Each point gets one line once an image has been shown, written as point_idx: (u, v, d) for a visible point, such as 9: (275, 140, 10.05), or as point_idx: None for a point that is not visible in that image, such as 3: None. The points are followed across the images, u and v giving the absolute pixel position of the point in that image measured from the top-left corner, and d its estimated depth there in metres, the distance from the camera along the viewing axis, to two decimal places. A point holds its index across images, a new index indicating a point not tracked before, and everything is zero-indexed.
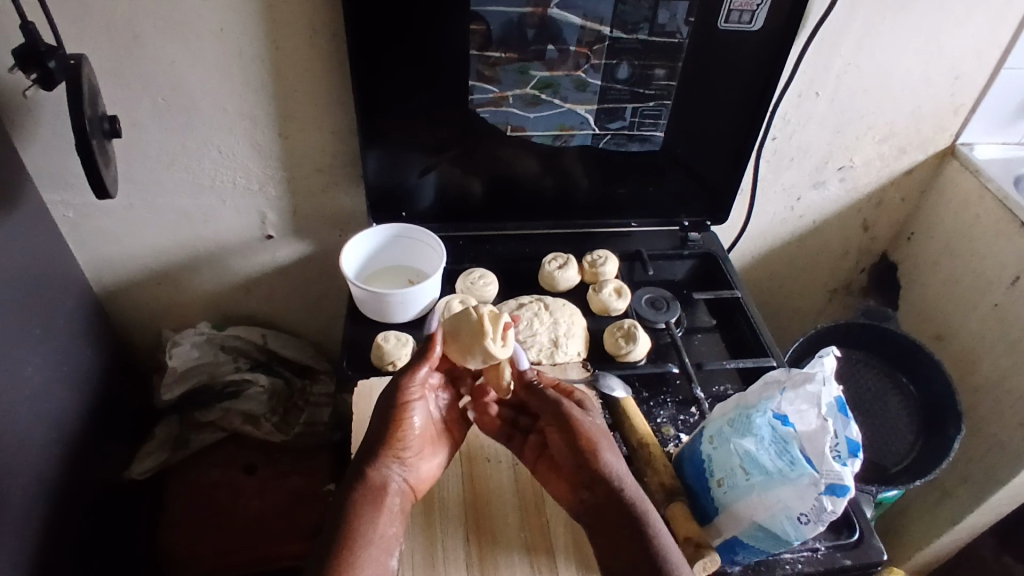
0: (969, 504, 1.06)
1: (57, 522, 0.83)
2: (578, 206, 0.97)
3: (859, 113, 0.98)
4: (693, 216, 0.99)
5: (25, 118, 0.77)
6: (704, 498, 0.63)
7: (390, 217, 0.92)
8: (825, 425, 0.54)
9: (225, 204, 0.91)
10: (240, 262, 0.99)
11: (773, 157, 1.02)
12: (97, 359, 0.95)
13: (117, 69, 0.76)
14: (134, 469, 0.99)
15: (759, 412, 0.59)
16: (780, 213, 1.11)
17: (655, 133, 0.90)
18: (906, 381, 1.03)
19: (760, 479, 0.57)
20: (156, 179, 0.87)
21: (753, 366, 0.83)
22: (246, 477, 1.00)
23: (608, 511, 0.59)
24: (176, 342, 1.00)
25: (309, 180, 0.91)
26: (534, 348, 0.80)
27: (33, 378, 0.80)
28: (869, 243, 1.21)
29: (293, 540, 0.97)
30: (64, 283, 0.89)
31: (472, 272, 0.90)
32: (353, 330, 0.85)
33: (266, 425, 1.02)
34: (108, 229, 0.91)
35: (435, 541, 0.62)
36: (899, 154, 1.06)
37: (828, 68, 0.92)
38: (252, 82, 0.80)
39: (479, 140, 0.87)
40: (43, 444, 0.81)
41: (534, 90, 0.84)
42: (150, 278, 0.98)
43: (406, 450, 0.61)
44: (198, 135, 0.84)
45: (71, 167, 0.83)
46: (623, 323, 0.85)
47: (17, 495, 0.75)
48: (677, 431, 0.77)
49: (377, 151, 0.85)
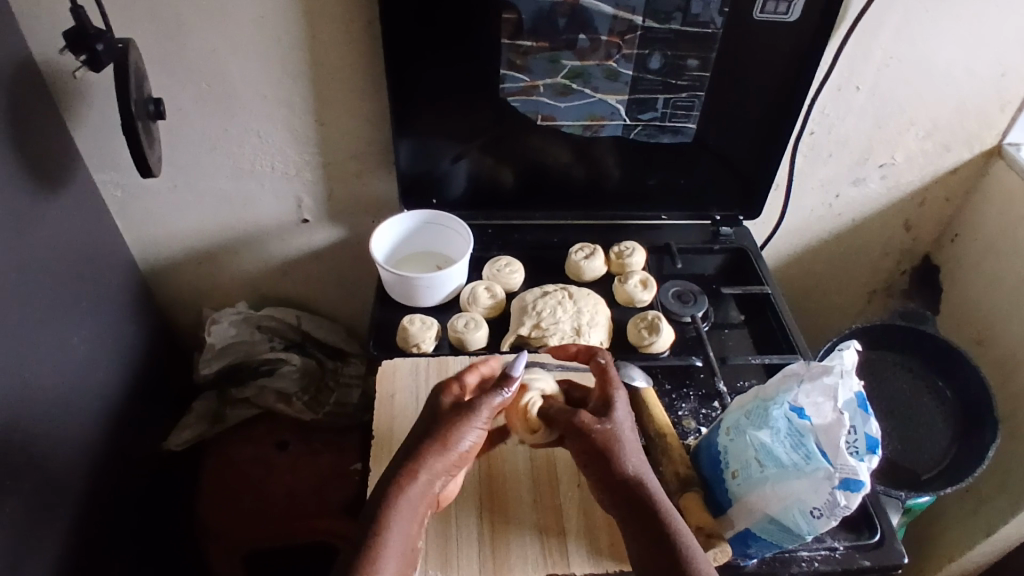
0: (1005, 516, 1.02)
1: (98, 485, 0.87)
2: (607, 197, 0.97)
3: (900, 108, 0.96)
4: (724, 210, 0.98)
5: (78, 99, 0.82)
6: (718, 489, 0.63)
7: (420, 203, 0.94)
8: (840, 418, 0.53)
9: (265, 188, 0.95)
10: (277, 245, 1.03)
11: (809, 152, 1.00)
12: (141, 333, 1.00)
13: (164, 54, 0.80)
14: (172, 441, 1.03)
15: (776, 404, 0.58)
16: (817, 210, 1.09)
17: (687, 124, 0.89)
18: (943, 384, 0.99)
19: (774, 472, 0.56)
20: (199, 162, 0.91)
21: (778, 362, 0.82)
22: (277, 452, 1.02)
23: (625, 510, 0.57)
24: (215, 320, 1.05)
25: (344, 166, 0.93)
26: (556, 336, 0.81)
27: (79, 348, 0.84)
28: (911, 244, 1.17)
29: (322, 517, 0.98)
30: (111, 258, 0.93)
31: (498, 259, 0.90)
32: (380, 313, 0.87)
33: (297, 403, 1.04)
34: (153, 209, 0.95)
35: (449, 518, 0.63)
36: (944, 152, 1.03)
37: (869, 61, 0.90)
38: (290, 69, 0.83)
39: (510, 129, 0.88)
40: (87, 410, 0.85)
41: (564, 79, 0.84)
42: (192, 257, 1.02)
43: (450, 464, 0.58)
44: (239, 119, 0.87)
45: (119, 148, 0.87)
46: (647, 314, 0.84)
47: (61, 458, 0.80)
48: (697, 425, 0.77)
49: (408, 138, 0.87)
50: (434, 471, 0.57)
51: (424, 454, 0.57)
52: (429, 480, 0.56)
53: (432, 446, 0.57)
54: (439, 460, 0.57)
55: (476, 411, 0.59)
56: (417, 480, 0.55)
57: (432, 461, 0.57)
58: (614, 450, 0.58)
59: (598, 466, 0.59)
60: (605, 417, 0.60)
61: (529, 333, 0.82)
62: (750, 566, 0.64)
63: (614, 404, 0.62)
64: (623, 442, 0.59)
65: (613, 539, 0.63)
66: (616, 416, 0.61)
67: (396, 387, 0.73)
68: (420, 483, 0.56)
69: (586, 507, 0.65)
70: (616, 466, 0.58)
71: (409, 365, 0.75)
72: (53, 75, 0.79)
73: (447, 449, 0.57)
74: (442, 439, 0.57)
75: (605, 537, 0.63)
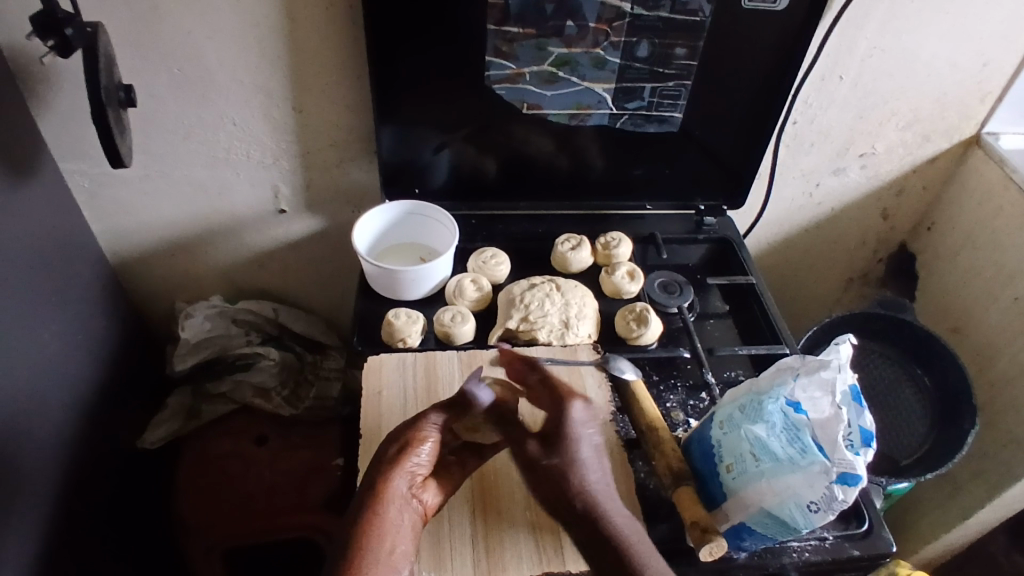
0: (980, 498, 1.05)
1: (72, 490, 0.84)
2: (592, 186, 0.96)
3: (882, 99, 0.97)
4: (708, 200, 0.98)
5: (43, 85, 0.77)
6: (711, 481, 0.62)
7: (403, 193, 0.91)
8: (839, 414, 0.53)
9: (241, 177, 0.91)
10: (253, 236, 0.99)
11: (792, 142, 1.00)
12: (112, 328, 0.96)
13: (134, 39, 0.76)
14: (145, 439, 1.00)
15: (770, 398, 0.58)
16: (798, 199, 1.10)
17: (674, 114, 0.89)
18: (920, 372, 1.02)
19: (770, 466, 0.56)
20: (173, 150, 0.87)
21: (766, 353, 0.82)
22: (256, 448, 1.01)
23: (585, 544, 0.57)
24: (189, 314, 1.01)
25: (324, 155, 0.91)
26: (545, 329, 0.79)
27: (49, 346, 0.81)
28: (888, 232, 1.19)
29: (299, 511, 0.97)
30: (80, 253, 0.89)
31: (483, 250, 0.88)
32: (364, 306, 0.84)
33: (276, 399, 1.02)
34: (124, 200, 0.91)
35: (440, 516, 0.62)
36: (922, 142, 1.04)
37: (852, 52, 0.90)
38: (267, 54, 0.80)
39: (495, 118, 0.86)
40: (59, 412, 0.82)
41: (551, 67, 0.82)
42: (164, 249, 0.99)
43: (417, 468, 0.59)
44: (214, 107, 0.83)
45: (88, 136, 0.83)
46: (635, 306, 0.83)
47: (31, 463, 0.76)
48: (686, 416, 0.77)
49: (391, 126, 0.84)
50: (404, 478, 0.58)
51: (388, 457, 0.58)
52: (399, 483, 0.57)
53: (398, 456, 0.58)
54: (406, 462, 0.58)
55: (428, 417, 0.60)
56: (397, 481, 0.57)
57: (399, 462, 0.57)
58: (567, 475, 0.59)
59: (557, 499, 0.58)
60: (552, 446, 0.60)
61: (517, 326, 0.79)
62: (742, 557, 0.65)
63: (567, 427, 0.61)
64: (578, 462, 0.60)
65: None
66: (573, 437, 0.61)
67: (382, 383, 0.71)
68: (399, 489, 0.57)
69: None
70: (569, 497, 0.58)
71: (396, 359, 0.73)
72: (15, 59, 0.75)
73: (408, 454, 0.58)
74: (399, 446, 0.59)
75: None
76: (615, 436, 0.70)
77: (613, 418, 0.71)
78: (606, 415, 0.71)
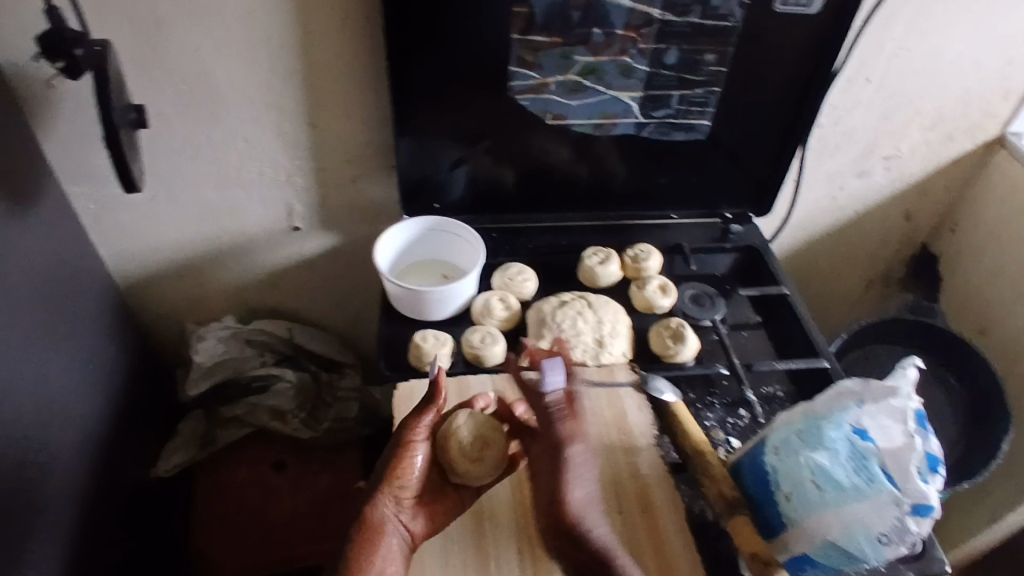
0: (1011, 503, 1.04)
1: (87, 527, 0.81)
2: (614, 197, 0.93)
3: (908, 101, 0.94)
4: (734, 207, 0.96)
5: (47, 108, 0.74)
6: (767, 510, 0.60)
7: (422, 209, 0.89)
8: (913, 443, 0.51)
9: (253, 196, 0.88)
10: (266, 255, 0.96)
11: (817, 146, 0.98)
12: (122, 355, 0.93)
13: (143, 57, 0.73)
14: (160, 467, 0.97)
15: (833, 424, 0.55)
16: (821, 202, 1.07)
17: (701, 121, 0.86)
18: (953, 377, 1.00)
19: (835, 496, 0.53)
20: (183, 170, 0.83)
21: (804, 367, 0.79)
22: (274, 474, 0.98)
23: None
24: (202, 336, 0.98)
25: (340, 170, 0.87)
26: (579, 348, 0.76)
27: (59, 379, 0.77)
28: (909, 233, 1.17)
29: (321, 538, 0.95)
30: (87, 278, 0.86)
31: (509, 266, 0.85)
32: (388, 328, 0.81)
33: (293, 421, 0.99)
34: (132, 222, 0.88)
35: (487, 554, 0.61)
36: (946, 143, 1.02)
37: (880, 54, 0.88)
38: (281, 68, 0.76)
39: (517, 129, 0.83)
40: (70, 447, 0.78)
41: (577, 76, 0.80)
42: (174, 271, 0.95)
43: (405, 491, 0.61)
44: (226, 125, 0.80)
45: (95, 158, 0.80)
46: (670, 322, 0.81)
47: (43, 503, 0.73)
48: (726, 435, 0.75)
49: (411, 141, 0.81)
50: (390, 503, 0.60)
51: (375, 487, 0.61)
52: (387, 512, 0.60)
53: (384, 487, 0.60)
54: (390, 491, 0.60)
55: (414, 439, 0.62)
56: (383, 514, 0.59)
57: (382, 493, 0.60)
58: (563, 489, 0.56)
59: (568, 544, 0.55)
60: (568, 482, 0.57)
61: (549, 346, 0.76)
62: None
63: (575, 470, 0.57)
64: (583, 504, 0.56)
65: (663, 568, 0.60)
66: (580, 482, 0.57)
67: None
68: (388, 519, 0.59)
69: (630, 534, 0.62)
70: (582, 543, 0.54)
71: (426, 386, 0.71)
72: (17, 81, 0.71)
73: (392, 480, 0.61)
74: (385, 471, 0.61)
75: (652, 563, 0.60)
76: (661, 463, 0.67)
77: (656, 442, 0.68)
78: (649, 439, 0.68)
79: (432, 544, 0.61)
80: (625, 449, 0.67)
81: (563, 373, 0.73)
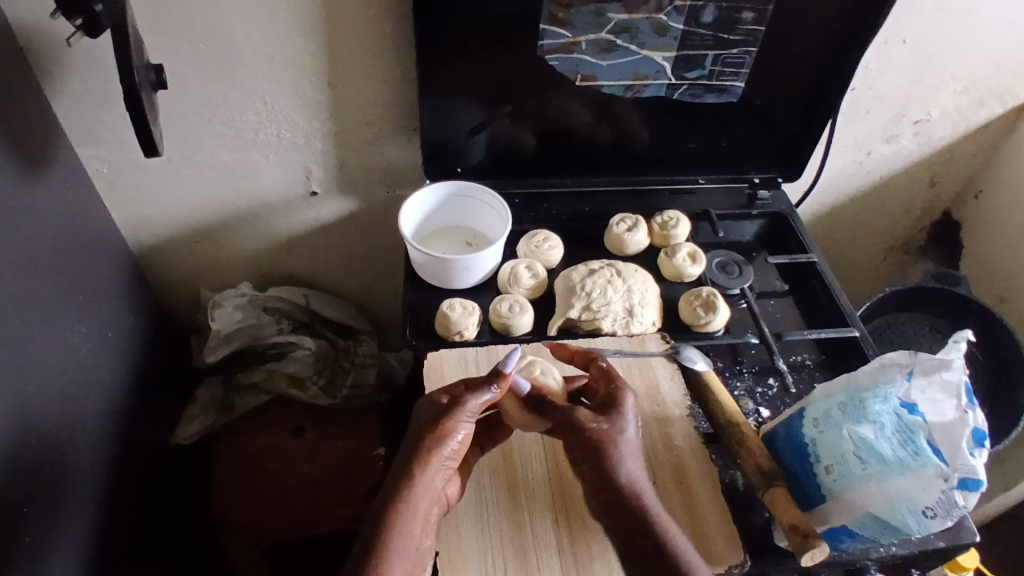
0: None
1: (111, 494, 0.81)
2: (640, 161, 0.91)
3: (942, 64, 0.91)
4: (762, 172, 0.93)
5: (60, 67, 0.71)
6: (805, 482, 0.59)
7: (445, 173, 0.86)
8: (965, 418, 0.50)
9: (271, 159, 0.85)
10: (283, 220, 0.94)
11: (848, 109, 0.95)
12: (139, 322, 0.91)
13: (158, 13, 0.69)
14: (179, 435, 0.96)
15: (878, 398, 0.55)
16: (847, 167, 1.05)
17: (735, 83, 0.83)
18: (974, 347, 0.99)
19: (878, 469, 0.53)
20: (200, 132, 0.81)
21: (835, 336, 0.78)
22: (293, 439, 0.97)
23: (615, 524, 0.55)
24: (217, 304, 0.96)
25: (360, 133, 0.85)
26: (608, 319, 0.75)
27: (79, 348, 0.76)
28: (933, 199, 1.15)
29: (343, 503, 0.92)
30: (103, 243, 0.84)
31: (535, 233, 0.84)
32: (412, 295, 0.80)
33: (312, 388, 0.99)
34: (147, 185, 0.85)
35: (521, 524, 0.60)
36: (975, 107, 0.99)
37: (918, 14, 0.85)
38: (302, 25, 0.73)
39: (545, 91, 0.80)
40: (92, 416, 0.77)
41: (609, 34, 0.77)
42: (189, 237, 0.93)
43: (447, 460, 0.57)
44: (244, 85, 0.77)
45: (108, 119, 0.77)
46: (701, 291, 0.79)
47: (68, 472, 0.73)
48: (755, 405, 0.74)
49: (435, 104, 0.79)
50: (433, 476, 0.56)
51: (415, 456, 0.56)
52: (430, 482, 0.56)
53: (427, 458, 0.56)
54: (434, 456, 0.56)
55: (464, 404, 0.58)
56: (421, 484, 0.55)
57: (427, 463, 0.56)
58: (611, 448, 0.57)
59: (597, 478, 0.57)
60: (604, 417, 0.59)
61: (579, 316, 0.75)
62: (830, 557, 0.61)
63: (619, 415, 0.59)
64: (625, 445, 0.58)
65: (699, 541, 0.59)
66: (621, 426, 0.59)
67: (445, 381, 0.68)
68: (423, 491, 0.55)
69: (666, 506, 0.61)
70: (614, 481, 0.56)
71: (457, 356, 0.69)
72: (28, 39, 0.68)
73: (432, 451, 0.56)
74: (424, 442, 0.56)
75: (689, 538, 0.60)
76: (695, 433, 0.66)
77: (689, 413, 0.67)
78: (683, 410, 0.67)
79: (466, 512, 0.60)
80: (659, 420, 0.66)
81: (593, 342, 0.72)
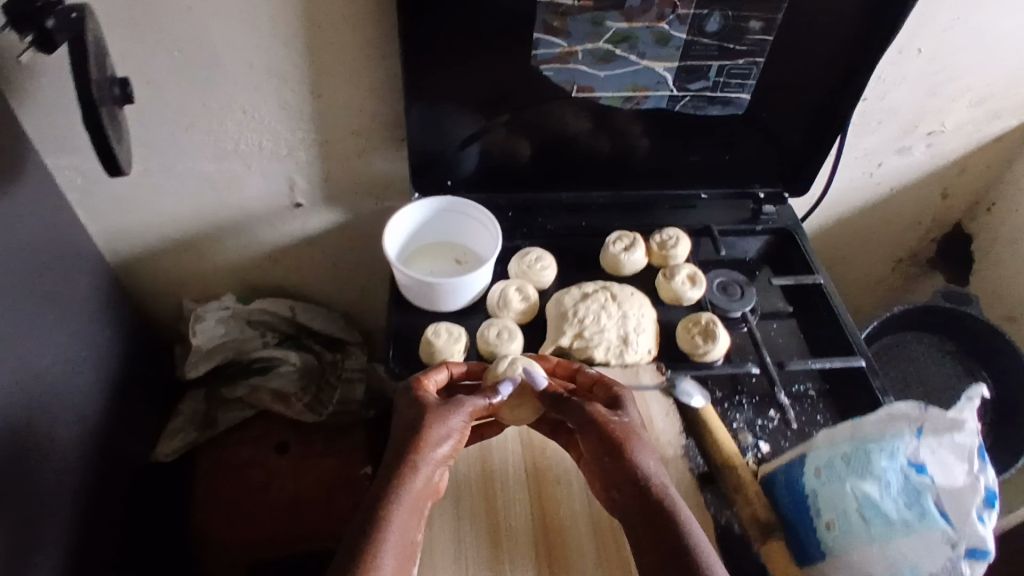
0: None
1: (85, 518, 0.78)
2: (639, 175, 0.87)
3: (956, 75, 0.86)
4: (768, 186, 0.89)
5: (25, 76, 0.67)
6: (804, 536, 0.56)
7: (433, 186, 0.82)
8: (976, 483, 0.47)
9: (252, 170, 0.82)
10: (266, 231, 0.90)
11: (859, 121, 0.90)
12: (117, 335, 0.88)
13: (127, 19, 0.65)
14: (160, 450, 0.94)
15: (884, 453, 0.51)
16: (857, 178, 1.00)
17: (741, 95, 0.79)
18: (981, 369, 0.95)
19: (882, 531, 0.50)
20: (177, 141, 0.77)
21: (840, 366, 0.74)
22: (277, 457, 0.94)
23: (639, 522, 0.53)
24: (199, 317, 0.93)
25: (344, 143, 0.81)
26: (602, 347, 0.71)
27: (50, 370, 0.73)
28: (945, 211, 1.10)
29: (324, 526, 0.90)
30: (77, 257, 0.80)
31: (527, 252, 0.80)
32: (397, 317, 0.76)
33: (297, 404, 0.96)
34: (123, 195, 0.82)
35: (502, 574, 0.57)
36: (990, 119, 0.95)
37: (934, 23, 0.80)
38: (281, 32, 0.69)
39: (538, 103, 0.76)
40: (64, 439, 0.74)
41: (607, 44, 0.72)
42: (169, 247, 0.89)
43: (439, 450, 0.56)
44: (221, 94, 0.73)
45: (79, 129, 0.73)
46: (699, 316, 0.75)
47: (37, 501, 0.70)
48: (754, 438, 0.70)
49: (422, 115, 0.74)
50: (427, 460, 0.54)
51: (407, 444, 0.55)
52: (427, 468, 0.54)
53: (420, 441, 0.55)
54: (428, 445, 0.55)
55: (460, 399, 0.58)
56: (417, 471, 0.53)
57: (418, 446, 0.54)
58: (635, 442, 0.56)
59: (621, 474, 0.55)
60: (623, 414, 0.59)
61: (570, 343, 0.72)
62: None
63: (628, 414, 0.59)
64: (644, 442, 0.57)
65: None
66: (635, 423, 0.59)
67: None
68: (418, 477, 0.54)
69: None
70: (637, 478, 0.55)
71: None
72: None
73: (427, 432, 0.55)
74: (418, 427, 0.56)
75: None
76: (688, 474, 0.63)
77: (684, 452, 0.65)
78: (677, 449, 0.65)
79: (446, 558, 0.57)
80: None
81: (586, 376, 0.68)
